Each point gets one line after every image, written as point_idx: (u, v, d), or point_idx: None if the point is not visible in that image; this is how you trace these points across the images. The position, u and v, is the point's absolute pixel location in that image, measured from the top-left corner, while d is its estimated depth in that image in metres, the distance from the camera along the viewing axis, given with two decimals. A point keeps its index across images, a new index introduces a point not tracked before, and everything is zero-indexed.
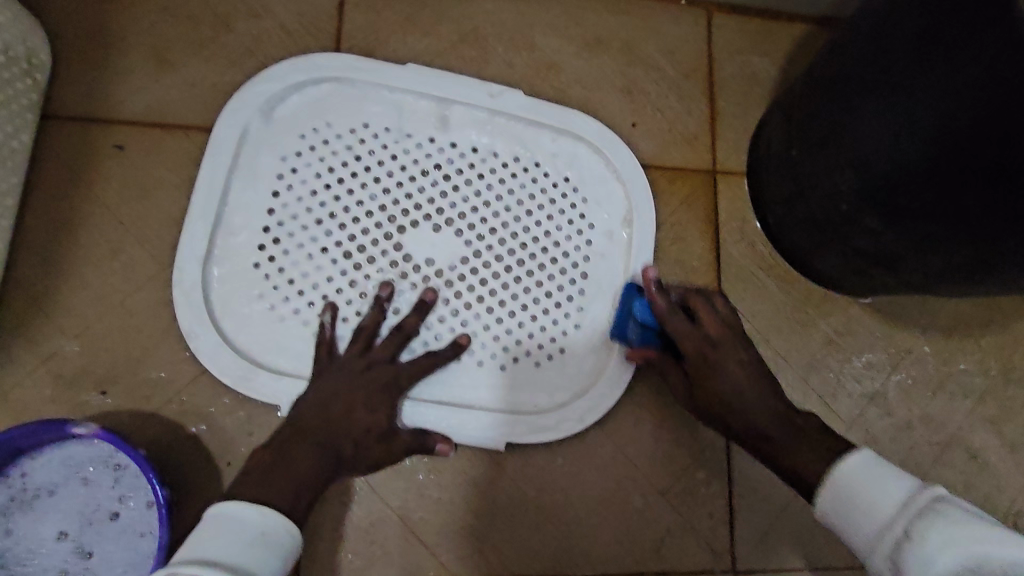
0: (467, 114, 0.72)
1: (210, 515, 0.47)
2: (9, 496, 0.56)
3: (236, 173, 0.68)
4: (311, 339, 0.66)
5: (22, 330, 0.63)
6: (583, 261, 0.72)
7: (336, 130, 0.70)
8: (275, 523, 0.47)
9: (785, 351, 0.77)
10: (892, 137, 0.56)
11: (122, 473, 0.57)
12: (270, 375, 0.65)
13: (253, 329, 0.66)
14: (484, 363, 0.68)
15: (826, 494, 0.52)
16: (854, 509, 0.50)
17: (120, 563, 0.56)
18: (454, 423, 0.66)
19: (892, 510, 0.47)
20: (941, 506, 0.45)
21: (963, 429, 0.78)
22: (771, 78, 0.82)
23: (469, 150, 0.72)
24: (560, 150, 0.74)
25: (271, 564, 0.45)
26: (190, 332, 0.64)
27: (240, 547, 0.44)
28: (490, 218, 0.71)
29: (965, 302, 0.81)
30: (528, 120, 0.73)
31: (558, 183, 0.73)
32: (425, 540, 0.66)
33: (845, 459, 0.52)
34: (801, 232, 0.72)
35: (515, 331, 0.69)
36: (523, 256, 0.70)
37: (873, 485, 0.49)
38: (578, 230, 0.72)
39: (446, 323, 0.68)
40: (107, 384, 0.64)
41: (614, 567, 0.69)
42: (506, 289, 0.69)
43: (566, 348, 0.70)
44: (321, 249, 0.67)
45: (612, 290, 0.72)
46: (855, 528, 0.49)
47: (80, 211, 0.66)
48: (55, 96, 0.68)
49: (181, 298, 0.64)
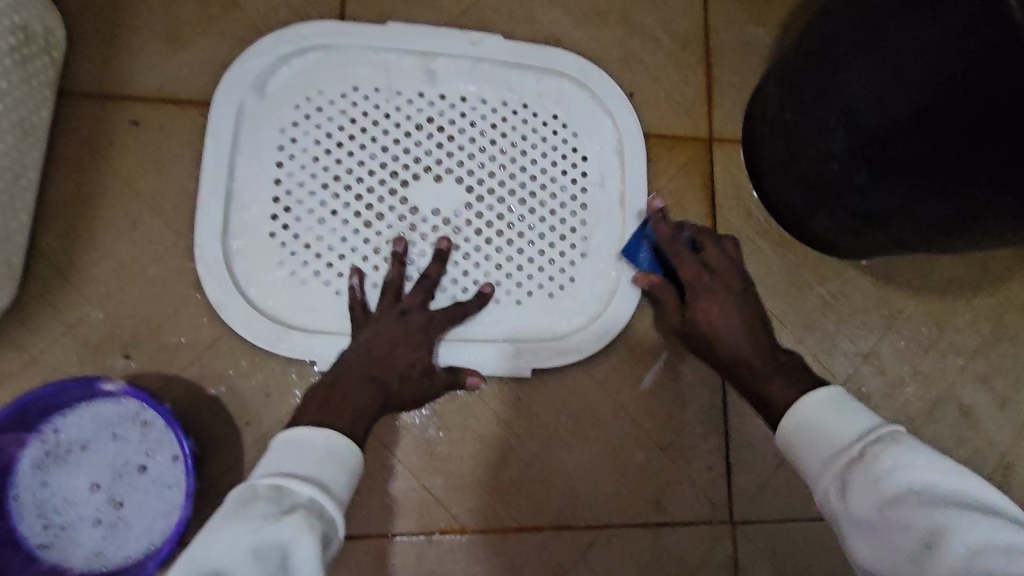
0: (453, 65, 0.74)
1: (279, 440, 0.49)
2: (44, 451, 0.59)
3: (239, 148, 0.70)
4: (335, 298, 0.69)
5: (49, 297, 0.66)
6: (581, 193, 0.75)
7: (327, 97, 0.72)
8: (338, 444, 0.49)
9: (780, 313, 0.79)
10: (878, 95, 0.58)
11: (150, 429, 0.61)
12: (302, 334, 0.68)
13: (279, 295, 0.69)
14: (501, 300, 0.72)
15: (793, 415, 0.56)
16: (813, 435, 0.54)
17: (150, 512, 0.59)
18: (484, 360, 0.70)
19: (849, 438, 0.51)
20: (896, 437, 0.49)
21: (955, 385, 0.81)
22: (766, 47, 0.84)
23: (459, 101, 0.74)
24: (547, 89, 0.77)
25: (341, 479, 0.47)
26: (219, 304, 0.67)
27: (311, 463, 0.46)
28: (488, 163, 0.73)
29: (958, 263, 0.83)
30: (511, 64, 0.76)
31: (548, 122, 0.76)
32: (437, 493, 0.70)
33: (816, 390, 0.56)
34: (794, 194, 0.74)
35: (526, 270, 0.72)
36: (524, 195, 0.73)
37: (835, 419, 0.53)
38: (572, 163, 0.76)
39: (461, 267, 0.71)
40: (131, 348, 0.67)
41: (618, 519, 0.72)
42: (512, 228, 0.73)
43: (576, 277, 0.74)
44: (331, 212, 0.70)
45: (612, 217, 0.76)
46: (814, 444, 0.53)
47: (99, 183, 0.69)
48: (72, 74, 0.70)
49: (206, 273, 0.67)
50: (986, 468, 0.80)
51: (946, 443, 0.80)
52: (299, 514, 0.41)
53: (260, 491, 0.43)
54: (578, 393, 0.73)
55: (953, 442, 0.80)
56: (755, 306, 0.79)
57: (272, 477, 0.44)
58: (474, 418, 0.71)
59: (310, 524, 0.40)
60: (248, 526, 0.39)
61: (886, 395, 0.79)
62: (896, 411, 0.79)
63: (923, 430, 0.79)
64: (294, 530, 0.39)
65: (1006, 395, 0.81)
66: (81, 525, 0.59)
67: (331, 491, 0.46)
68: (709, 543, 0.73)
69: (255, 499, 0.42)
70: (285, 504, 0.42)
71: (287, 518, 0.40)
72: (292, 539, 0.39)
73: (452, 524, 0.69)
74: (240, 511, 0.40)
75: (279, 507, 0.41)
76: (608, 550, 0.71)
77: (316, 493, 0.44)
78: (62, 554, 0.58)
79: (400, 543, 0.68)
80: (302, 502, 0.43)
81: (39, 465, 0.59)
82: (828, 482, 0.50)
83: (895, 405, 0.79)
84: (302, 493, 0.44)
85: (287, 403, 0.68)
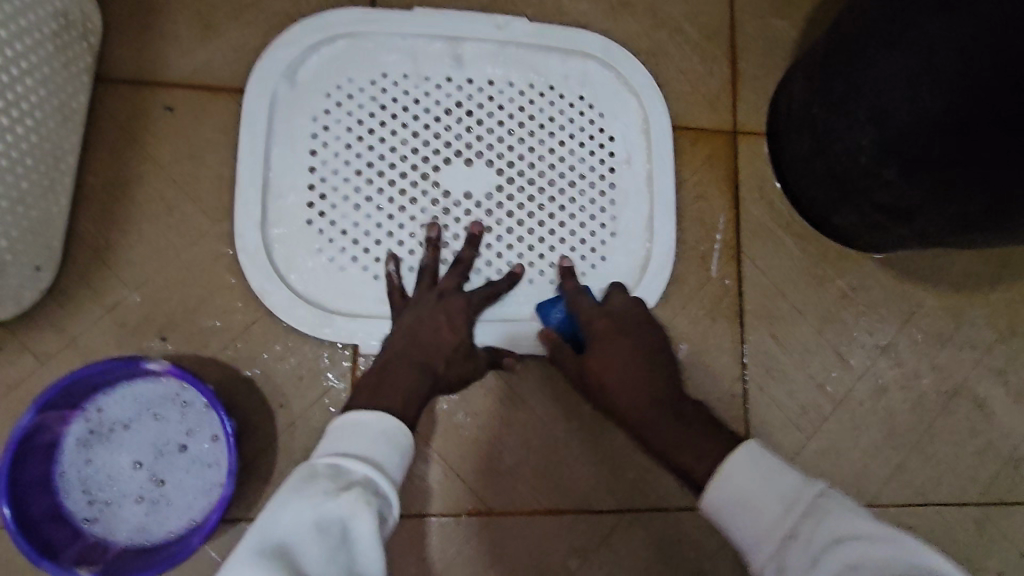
0: (479, 49, 0.75)
1: (334, 423, 0.51)
2: (88, 429, 0.62)
3: (274, 137, 0.70)
4: (374, 283, 0.70)
5: (87, 279, 0.68)
6: (609, 172, 0.76)
7: (357, 84, 0.72)
8: (392, 424, 0.51)
9: (800, 305, 0.81)
10: (912, 93, 0.59)
11: (189, 409, 0.63)
12: (344, 318, 0.69)
13: (319, 280, 0.70)
14: (534, 280, 0.73)
15: (714, 489, 0.52)
16: (740, 505, 0.51)
17: (191, 489, 0.62)
18: (520, 338, 0.72)
19: (780, 509, 0.49)
20: (824, 503, 0.47)
21: (971, 379, 0.82)
22: (792, 40, 0.84)
23: (487, 84, 0.75)
24: (571, 71, 0.77)
25: (395, 459, 0.49)
26: (263, 290, 0.68)
27: (366, 442, 0.48)
28: (517, 146, 0.74)
29: (977, 259, 0.84)
30: (536, 46, 0.76)
31: (574, 103, 0.77)
32: (464, 478, 0.71)
33: (734, 453, 0.53)
34: (819, 187, 0.75)
35: (558, 250, 0.74)
36: (553, 176, 0.74)
37: (757, 483, 0.51)
38: (600, 144, 0.77)
39: (494, 250, 0.72)
40: (167, 330, 0.68)
41: (641, 504, 0.74)
42: (542, 210, 0.74)
43: (607, 255, 0.75)
44: (365, 199, 0.71)
45: (640, 195, 0.77)
46: (745, 526, 0.50)
47: (135, 168, 0.70)
48: (107, 60, 0.71)
49: (248, 262, 0.68)
50: (998, 460, 0.81)
51: (959, 435, 0.81)
52: (356, 491, 0.44)
53: (319, 470, 0.46)
54: None
55: (968, 435, 0.81)
56: (776, 298, 0.80)
57: (331, 459, 0.47)
58: (500, 405, 0.73)
59: (367, 501, 0.43)
60: (308, 505, 0.42)
61: (902, 387, 0.81)
62: (911, 403, 0.81)
63: (938, 422, 0.81)
64: (353, 507, 0.42)
65: (1020, 388, 0.83)
66: (124, 501, 0.61)
67: (384, 470, 0.48)
68: None
69: (315, 478, 0.45)
70: (342, 481, 0.45)
71: (346, 494, 0.43)
72: (351, 513, 0.42)
73: (478, 507, 0.71)
74: (302, 489, 0.44)
75: (337, 484, 0.44)
76: (629, 535, 0.73)
77: (371, 471, 0.46)
78: (107, 528, 0.60)
79: (427, 525, 0.70)
80: (359, 480, 0.45)
81: (84, 442, 0.62)
82: (768, 562, 0.47)
83: (911, 397, 0.81)
84: (358, 471, 0.46)
85: (318, 386, 0.70)
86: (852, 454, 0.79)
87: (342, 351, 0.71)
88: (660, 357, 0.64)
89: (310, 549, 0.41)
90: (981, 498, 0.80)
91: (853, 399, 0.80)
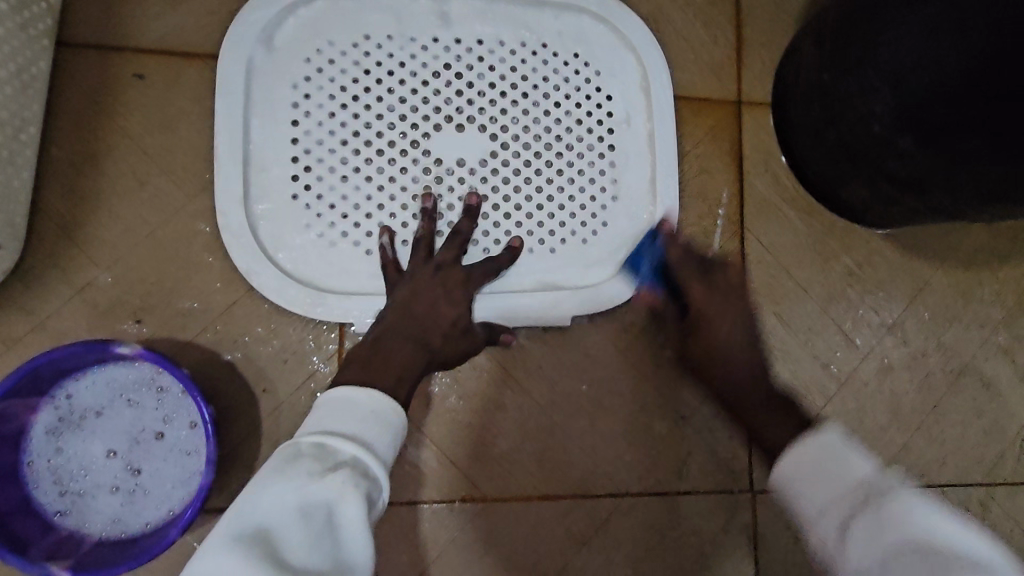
0: (467, 7, 0.71)
1: (321, 400, 0.48)
2: (57, 417, 0.58)
3: (253, 106, 0.66)
4: (366, 258, 0.67)
5: (55, 259, 0.64)
6: (608, 135, 0.73)
7: (339, 47, 0.68)
8: (382, 402, 0.48)
9: (805, 283, 0.78)
10: (932, 53, 0.55)
11: (165, 395, 0.60)
12: (337, 297, 0.66)
13: (309, 257, 0.66)
14: (534, 251, 0.70)
15: (792, 457, 0.50)
16: (813, 482, 0.48)
17: (168, 479, 0.59)
18: (519, 313, 0.69)
19: (855, 481, 0.45)
20: (907, 489, 0.43)
21: (977, 358, 0.80)
22: (800, 4, 0.80)
23: (477, 44, 0.71)
24: (565, 27, 0.73)
25: (386, 439, 0.46)
26: (249, 270, 0.65)
27: (355, 420, 0.46)
28: (511, 110, 0.70)
29: (987, 234, 0.81)
30: (528, 2, 0.72)
31: (570, 62, 0.73)
32: (457, 463, 0.69)
33: (807, 437, 0.50)
34: (828, 159, 0.71)
35: (558, 218, 0.70)
36: (550, 140, 0.71)
37: (835, 461, 0.47)
38: (597, 105, 0.73)
39: (491, 220, 0.69)
40: (142, 313, 0.64)
41: (639, 489, 0.71)
42: (539, 176, 0.70)
43: (609, 223, 0.72)
44: (352, 169, 0.67)
45: (641, 159, 0.73)
46: (810, 495, 0.47)
47: (103, 140, 0.66)
48: (70, 22, 0.66)
49: (233, 241, 0.65)
50: (1004, 441, 0.79)
51: (965, 416, 0.79)
52: (343, 472, 0.41)
53: (303, 451, 0.43)
54: (599, 363, 0.72)
55: (973, 416, 0.79)
56: (779, 276, 0.77)
57: (317, 436, 0.44)
58: (495, 387, 0.70)
59: (354, 484, 0.40)
60: (291, 487, 0.40)
61: (908, 367, 0.79)
62: (917, 384, 0.79)
63: (943, 403, 0.79)
64: (337, 490, 0.40)
65: None
66: (98, 492, 0.58)
67: (375, 450, 0.45)
68: (729, 514, 0.73)
69: (298, 459, 0.42)
70: (329, 462, 0.42)
71: (331, 476, 0.41)
72: (338, 496, 0.40)
73: (472, 494, 0.69)
74: (285, 470, 0.41)
75: (323, 466, 0.42)
76: (628, 520, 0.71)
77: (359, 452, 0.43)
78: (80, 521, 0.58)
79: (418, 513, 0.67)
80: (346, 461, 0.43)
81: (54, 431, 0.58)
82: (828, 531, 0.45)
83: (916, 377, 0.79)
84: (346, 451, 0.43)
85: (304, 370, 0.67)
86: (856, 436, 0.77)
87: (328, 333, 0.67)
88: (756, 332, 0.67)
89: (293, 533, 0.38)
90: (986, 479, 0.78)
91: (858, 380, 0.78)
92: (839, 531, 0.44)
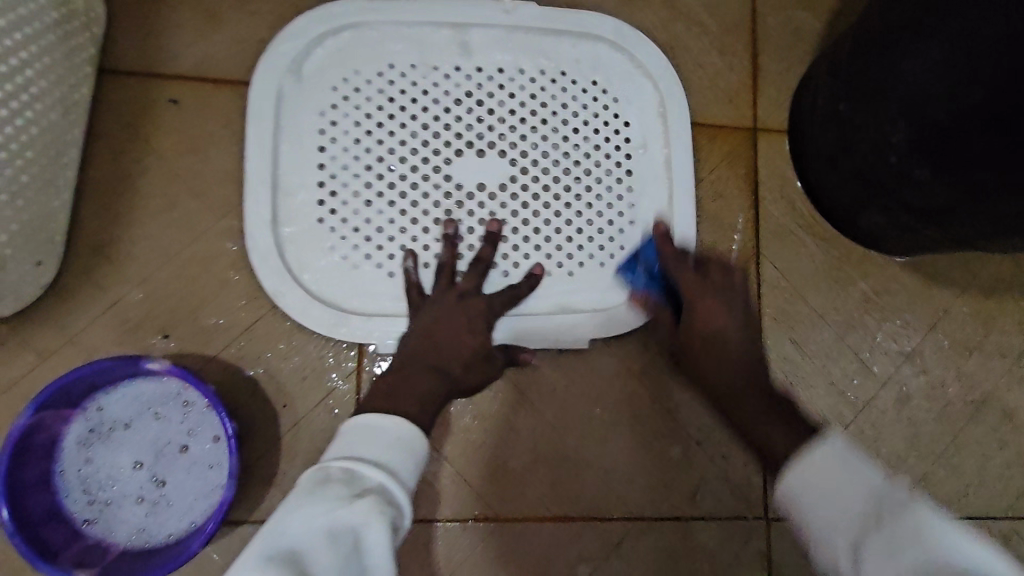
0: (486, 36, 0.73)
1: (348, 426, 0.49)
2: (88, 428, 0.61)
3: (281, 134, 0.69)
4: (388, 280, 0.69)
5: (89, 275, 0.66)
6: (626, 160, 0.74)
7: (364, 76, 0.70)
8: (408, 432, 0.49)
9: (821, 309, 0.78)
10: (948, 89, 0.55)
11: (190, 409, 0.62)
12: (360, 318, 0.68)
13: (333, 279, 0.68)
14: (552, 274, 0.71)
15: (796, 469, 0.49)
16: (819, 498, 0.47)
17: (191, 491, 0.61)
18: (535, 336, 0.70)
19: (863, 503, 0.45)
20: (917, 506, 0.42)
21: (999, 387, 0.79)
22: (816, 34, 0.81)
23: (497, 72, 0.73)
24: (583, 55, 0.75)
25: (410, 468, 0.48)
26: (276, 291, 0.67)
27: (382, 448, 0.47)
28: (529, 135, 0.72)
29: (1009, 263, 0.80)
30: (546, 31, 0.74)
31: (587, 89, 0.74)
32: (470, 481, 0.69)
33: (812, 446, 0.50)
34: (843, 187, 0.72)
35: (575, 241, 0.72)
36: (568, 165, 0.72)
37: (841, 479, 0.47)
38: (615, 130, 0.74)
39: (510, 243, 0.70)
40: (169, 328, 0.67)
41: (651, 513, 0.71)
42: (557, 200, 0.71)
43: (626, 246, 0.73)
44: (376, 194, 0.69)
45: (658, 183, 0.74)
46: (819, 526, 0.46)
47: (138, 161, 0.69)
48: (111, 51, 0.70)
49: (259, 262, 0.67)
50: None
51: (987, 448, 0.78)
52: (370, 498, 0.42)
53: (333, 475, 0.44)
54: (613, 386, 0.73)
55: (996, 447, 0.78)
56: (794, 302, 0.77)
57: (346, 462, 0.45)
58: (509, 408, 0.71)
59: (381, 509, 0.41)
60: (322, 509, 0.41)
61: (927, 395, 0.78)
62: (937, 413, 0.78)
63: (964, 433, 0.78)
64: (364, 515, 0.41)
65: None
66: (124, 502, 0.60)
67: (401, 478, 0.46)
68: (742, 540, 0.72)
69: (328, 483, 0.43)
70: (356, 487, 0.43)
71: (360, 500, 0.42)
72: (364, 521, 0.40)
73: (485, 513, 0.69)
74: (315, 493, 0.42)
75: (350, 490, 0.43)
76: (640, 543, 0.71)
77: (385, 478, 0.45)
78: (106, 529, 0.59)
79: (432, 530, 0.68)
80: (373, 487, 0.44)
81: (84, 442, 0.61)
82: (839, 545, 0.44)
83: (936, 406, 0.78)
84: (373, 478, 0.45)
85: (323, 387, 0.68)
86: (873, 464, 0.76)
87: (348, 350, 0.69)
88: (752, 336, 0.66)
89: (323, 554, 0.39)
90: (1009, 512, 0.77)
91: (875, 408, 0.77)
92: (849, 548, 0.44)
